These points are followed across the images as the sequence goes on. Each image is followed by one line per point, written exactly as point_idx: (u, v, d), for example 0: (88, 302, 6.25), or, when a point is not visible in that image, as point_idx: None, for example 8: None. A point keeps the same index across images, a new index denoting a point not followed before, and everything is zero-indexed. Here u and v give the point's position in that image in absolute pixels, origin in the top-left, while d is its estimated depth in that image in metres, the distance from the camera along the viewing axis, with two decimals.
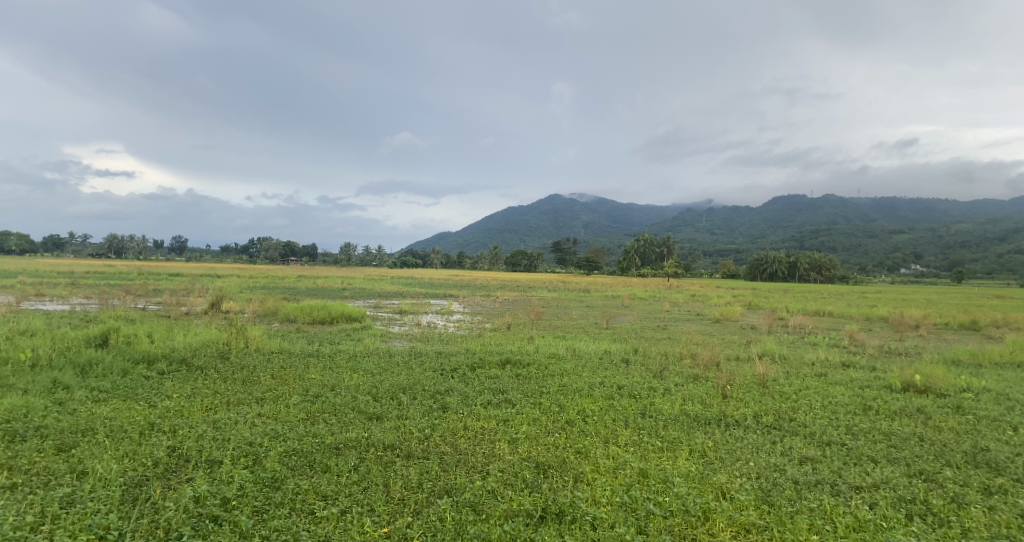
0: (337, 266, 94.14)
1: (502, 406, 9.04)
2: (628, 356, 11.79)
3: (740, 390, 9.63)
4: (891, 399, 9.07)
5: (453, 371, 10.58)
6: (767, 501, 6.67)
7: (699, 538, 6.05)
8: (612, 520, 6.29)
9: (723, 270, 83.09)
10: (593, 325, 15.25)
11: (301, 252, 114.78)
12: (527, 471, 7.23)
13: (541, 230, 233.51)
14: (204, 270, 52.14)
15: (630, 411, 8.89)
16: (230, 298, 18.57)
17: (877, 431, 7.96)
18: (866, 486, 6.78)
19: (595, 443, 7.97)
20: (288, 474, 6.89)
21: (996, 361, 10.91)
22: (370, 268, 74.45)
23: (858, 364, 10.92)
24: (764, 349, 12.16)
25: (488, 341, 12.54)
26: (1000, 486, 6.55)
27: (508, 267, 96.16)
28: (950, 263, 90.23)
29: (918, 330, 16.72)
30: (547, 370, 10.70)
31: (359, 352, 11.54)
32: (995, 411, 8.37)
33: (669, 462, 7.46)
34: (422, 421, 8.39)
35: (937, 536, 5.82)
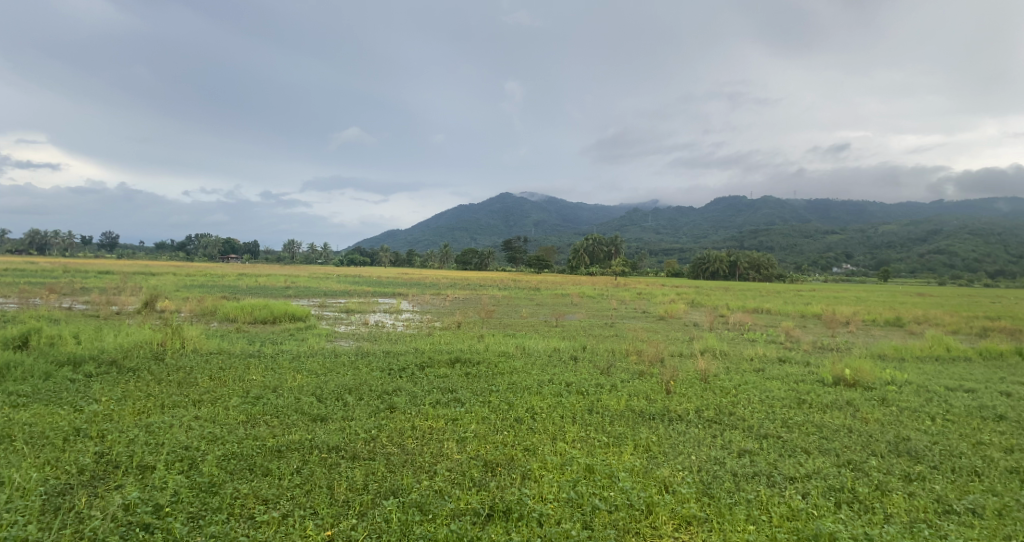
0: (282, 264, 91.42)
1: (451, 406, 8.98)
2: (577, 353, 11.93)
3: (683, 385, 9.89)
4: (823, 393, 9.47)
5: (400, 371, 10.45)
6: (707, 493, 6.86)
7: (642, 532, 6.18)
8: (558, 516, 6.35)
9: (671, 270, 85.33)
10: (543, 324, 15.32)
11: (244, 251, 111.39)
12: (474, 470, 7.22)
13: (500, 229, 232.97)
14: (124, 265, 48.93)
15: (577, 408, 8.99)
16: (166, 298, 17.78)
17: (810, 424, 8.30)
18: (799, 477, 7.07)
19: (543, 440, 8.03)
20: (227, 479, 6.67)
21: (917, 355, 11.57)
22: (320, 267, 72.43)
23: (794, 360, 11.39)
24: (707, 346, 12.49)
25: (437, 340, 12.42)
26: (919, 473, 6.93)
27: (459, 266, 95.91)
28: (880, 261, 95.28)
29: (847, 326, 17.52)
30: (496, 368, 10.71)
31: (302, 352, 11.27)
32: (915, 402, 8.87)
33: (615, 457, 7.60)
34: (368, 422, 8.27)
35: (862, 522, 6.13)
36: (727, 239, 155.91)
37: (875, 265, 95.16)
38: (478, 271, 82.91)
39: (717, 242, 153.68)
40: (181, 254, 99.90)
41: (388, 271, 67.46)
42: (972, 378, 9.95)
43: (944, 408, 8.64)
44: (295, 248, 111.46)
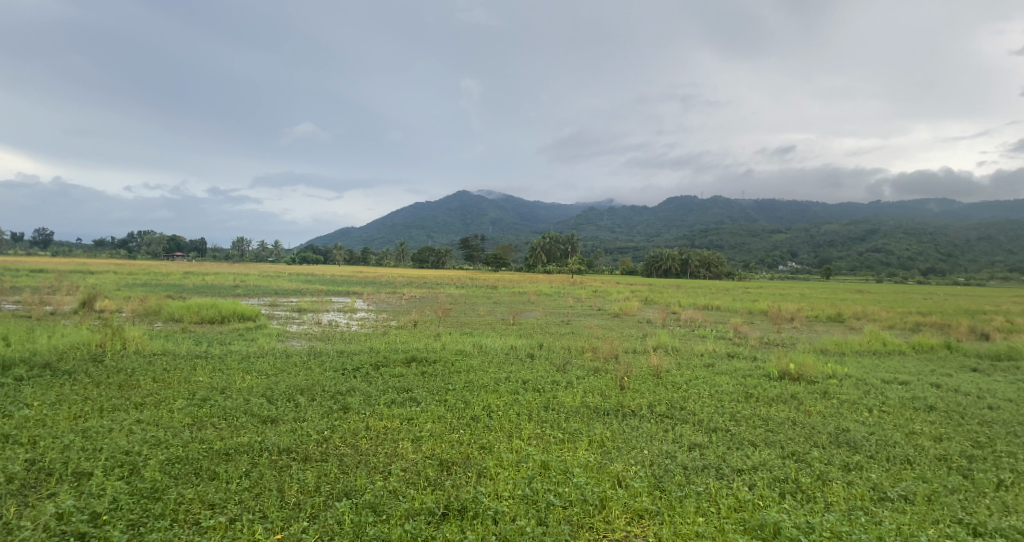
0: (231, 263, 88.90)
1: (406, 405, 8.90)
2: (533, 350, 12.00)
3: (637, 381, 10.07)
4: (769, 387, 9.78)
5: (354, 370, 10.32)
6: (659, 487, 7.00)
7: (596, 527, 6.26)
8: (513, 514, 6.37)
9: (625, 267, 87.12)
10: (500, 322, 15.33)
11: (189, 249, 109.11)
12: (430, 469, 7.18)
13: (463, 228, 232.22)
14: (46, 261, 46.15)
15: (533, 406, 9.04)
16: (105, 297, 17.06)
17: (756, 417, 8.56)
18: (746, 469, 7.29)
19: (499, 438, 8.05)
20: (171, 484, 6.46)
21: (856, 350, 12.08)
22: (271, 266, 70.27)
23: (742, 355, 11.73)
24: (660, 342, 12.73)
25: (393, 339, 12.29)
26: (857, 463, 7.23)
27: (414, 263, 95.48)
28: (825, 260, 99.38)
29: (792, 322, 18.19)
30: (453, 366, 10.68)
31: (252, 352, 11.02)
32: (854, 394, 9.25)
33: (570, 453, 7.68)
34: (321, 423, 8.12)
35: (805, 511, 6.35)
36: (678, 237, 159.87)
37: (819, 263, 99.28)
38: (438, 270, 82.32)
39: (672, 240, 157.22)
40: (125, 252, 95.91)
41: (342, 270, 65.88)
42: (906, 371, 10.44)
43: (880, 400, 9.03)
44: (243, 247, 108.33)
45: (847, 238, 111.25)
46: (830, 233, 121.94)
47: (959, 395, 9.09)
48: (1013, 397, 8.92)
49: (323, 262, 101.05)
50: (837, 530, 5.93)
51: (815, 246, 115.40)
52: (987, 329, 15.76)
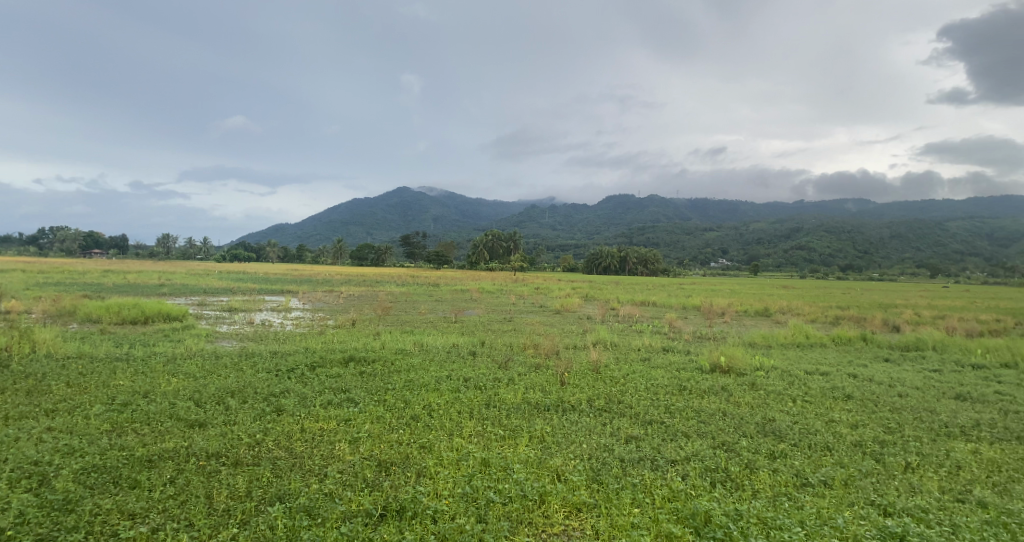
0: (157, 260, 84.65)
1: (343, 406, 8.72)
2: (475, 348, 11.99)
3: (576, 376, 10.22)
4: (701, 379, 10.12)
5: (289, 371, 10.05)
6: (597, 480, 7.12)
7: (535, 522, 6.30)
8: (452, 512, 6.33)
9: (566, 264, 88.41)
10: (441, 320, 15.24)
11: (108, 246, 103.88)
12: (368, 470, 7.07)
13: (412, 225, 229.55)
14: None
15: (474, 403, 9.03)
16: (11, 298, 15.94)
17: (689, 409, 8.84)
18: (680, 459, 7.51)
19: (440, 436, 8.00)
20: (85, 495, 6.09)
21: (782, 342, 12.67)
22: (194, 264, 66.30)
23: (677, 349, 12.09)
24: (599, 337, 12.96)
25: (331, 338, 12.02)
26: (782, 451, 7.57)
27: (354, 262, 93.78)
28: (757, 258, 103.98)
29: (722, 317, 18.90)
30: (393, 366, 10.53)
31: (178, 354, 10.55)
32: (779, 385, 9.69)
33: (510, 449, 7.71)
34: (253, 426, 7.85)
35: (733, 499, 6.60)
36: (622, 234, 163.35)
37: (750, 260, 103.85)
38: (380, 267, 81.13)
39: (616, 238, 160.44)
40: (38, 251, 89.45)
41: (276, 268, 63.29)
42: (826, 362, 11.03)
43: (803, 390, 9.50)
44: (168, 245, 102.84)
45: (780, 237, 116.68)
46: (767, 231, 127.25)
47: (873, 384, 9.67)
48: (920, 384, 9.56)
49: (259, 261, 97.58)
50: (763, 516, 6.20)
51: (750, 243, 120.49)
52: (898, 321, 16.87)
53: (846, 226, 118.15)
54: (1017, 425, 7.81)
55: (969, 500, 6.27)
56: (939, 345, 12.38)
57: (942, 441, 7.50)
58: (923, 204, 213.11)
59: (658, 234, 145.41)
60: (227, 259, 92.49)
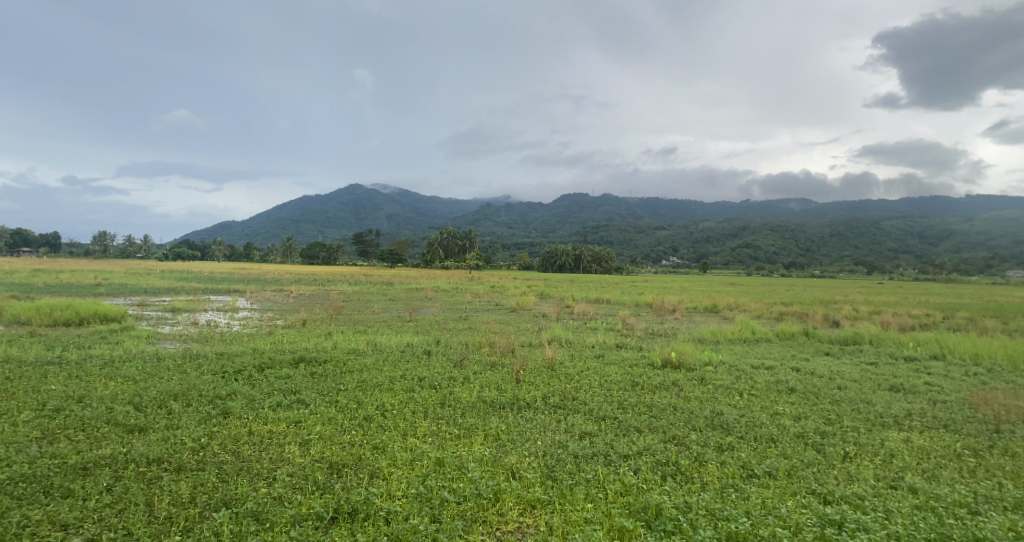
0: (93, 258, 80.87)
1: (293, 407, 8.53)
2: (430, 347, 11.89)
3: (532, 374, 10.26)
4: (653, 375, 10.32)
5: (236, 372, 9.77)
6: (551, 476, 7.17)
7: (489, 520, 6.30)
8: (406, 513, 6.27)
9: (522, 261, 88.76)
10: (395, 319, 15.09)
11: (40, 244, 98.68)
12: (319, 473, 6.93)
13: (373, 223, 226.38)
14: None
15: (429, 402, 8.96)
16: None
17: (641, 405, 8.99)
18: (632, 454, 7.64)
19: (393, 437, 7.91)
20: (12, 506, 5.78)
21: (729, 338, 13.03)
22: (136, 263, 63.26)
23: (629, 345, 12.29)
24: (553, 335, 13.06)
25: (280, 339, 11.75)
26: (730, 443, 7.79)
27: (304, 259, 91.76)
28: (708, 255, 106.70)
29: (673, 314, 19.30)
30: (345, 366, 10.36)
31: (116, 356, 10.12)
32: (727, 380, 9.95)
33: (465, 448, 7.69)
34: (197, 430, 7.60)
35: (683, 492, 6.74)
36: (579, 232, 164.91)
37: (700, 258, 106.57)
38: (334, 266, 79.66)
39: (574, 236, 161.96)
40: None
41: (225, 267, 61.33)
42: (771, 356, 11.40)
43: (749, 383, 9.79)
44: (105, 243, 98.42)
45: (732, 235, 120.04)
46: (722, 230, 130.74)
47: (814, 377, 10.04)
48: (858, 377, 9.98)
49: (204, 259, 94.41)
50: (712, 507, 6.36)
51: (702, 241, 123.53)
52: (838, 317, 17.57)
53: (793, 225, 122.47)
54: (944, 414, 8.24)
55: (902, 486, 6.58)
56: (875, 339, 12.97)
57: (877, 431, 7.84)
58: (869, 204, 222.80)
59: (607, 232, 147.32)
60: (170, 257, 89.11)
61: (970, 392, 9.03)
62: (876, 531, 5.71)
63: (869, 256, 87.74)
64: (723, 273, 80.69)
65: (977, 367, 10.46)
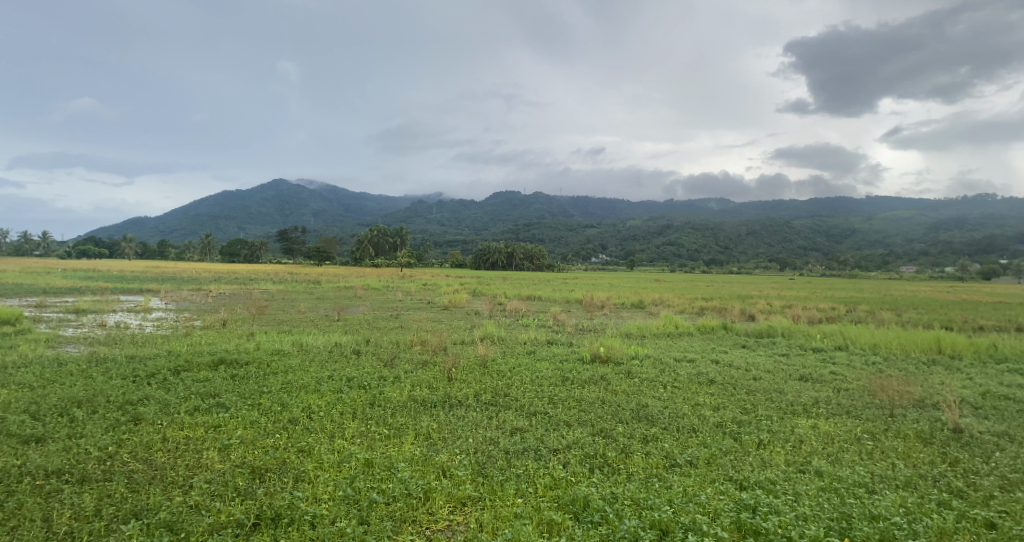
0: None
1: (213, 411, 8.19)
2: (359, 347, 11.68)
3: (463, 372, 10.26)
4: (583, 370, 10.52)
5: (150, 376, 9.27)
6: (482, 473, 7.19)
7: (418, 520, 6.24)
8: (332, 516, 6.12)
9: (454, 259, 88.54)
10: (322, 318, 14.71)
11: None
12: (239, 479, 6.67)
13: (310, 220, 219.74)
14: None
15: (357, 403, 8.80)
16: None
17: (571, 399, 9.17)
18: (561, 448, 7.77)
19: (320, 439, 7.71)
20: None
21: (654, 332, 13.50)
22: (40, 262, 57.28)
23: (560, 341, 12.49)
24: (486, 332, 13.10)
25: (198, 341, 11.24)
26: (654, 434, 8.06)
27: (226, 256, 87.80)
28: (636, 251, 109.78)
29: (602, 309, 19.79)
30: (269, 368, 10.02)
31: (10, 362, 9.38)
32: (652, 373, 10.28)
33: (394, 448, 7.59)
34: (104, 438, 7.15)
35: (610, 483, 6.91)
36: (517, 230, 165.92)
37: (627, 255, 109.57)
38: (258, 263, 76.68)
39: (512, 234, 162.77)
40: None
41: (142, 266, 57.65)
42: (693, 349, 11.88)
43: (673, 376, 10.15)
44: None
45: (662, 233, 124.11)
46: (656, 227, 134.79)
47: (732, 368, 10.53)
48: (771, 368, 10.55)
49: (114, 256, 88.60)
50: (637, 497, 6.55)
51: (635, 238, 126.99)
52: (753, 311, 18.55)
53: (720, 224, 127.86)
54: (846, 401, 8.83)
55: (810, 470, 6.99)
56: (786, 331, 13.76)
57: (788, 418, 8.30)
58: (794, 205, 235.94)
59: (544, 229, 148.94)
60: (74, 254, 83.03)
61: (870, 379, 9.72)
62: (786, 513, 6.03)
63: (785, 255, 92.96)
64: (658, 270, 83.32)
65: (875, 356, 11.28)
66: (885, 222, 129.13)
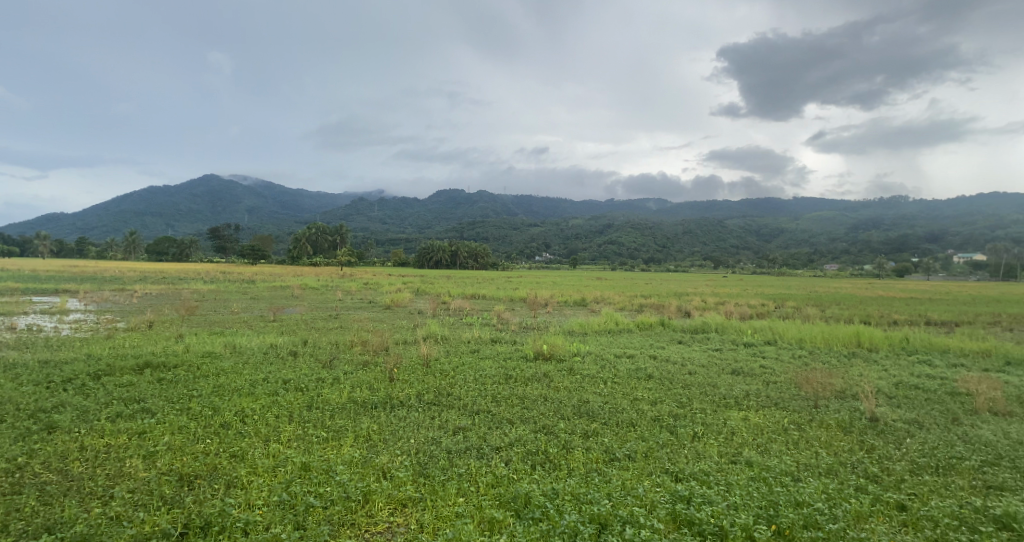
0: None
1: (137, 417, 7.80)
2: (297, 348, 11.39)
3: (405, 371, 10.16)
4: (526, 367, 10.60)
5: (66, 382, 8.76)
6: (423, 474, 7.11)
7: (357, 523, 6.11)
8: (266, 522, 5.91)
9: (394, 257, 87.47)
10: (257, 319, 14.21)
11: None
12: (166, 487, 6.37)
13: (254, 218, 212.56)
14: None
15: (294, 406, 8.57)
16: None
17: (514, 397, 9.22)
18: (503, 446, 7.79)
19: (254, 444, 7.46)
20: None
21: (595, 329, 13.74)
22: None
23: (504, 339, 12.54)
24: (429, 332, 13.00)
25: (121, 343, 10.70)
26: (594, 430, 8.19)
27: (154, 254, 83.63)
28: (577, 250, 111.27)
29: (545, 307, 19.99)
30: (200, 371, 9.64)
31: None
32: (593, 369, 10.46)
33: (333, 451, 7.42)
34: (13, 449, 6.70)
35: (552, 479, 6.96)
36: (465, 229, 165.38)
37: (569, 254, 111.14)
38: (190, 262, 73.45)
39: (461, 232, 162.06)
40: None
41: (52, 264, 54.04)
42: (632, 345, 12.15)
43: (613, 372, 10.36)
44: None
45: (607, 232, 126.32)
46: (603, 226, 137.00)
47: (669, 363, 10.84)
48: (706, 362, 10.91)
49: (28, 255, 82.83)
50: (577, 492, 6.62)
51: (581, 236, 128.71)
52: (689, 308, 19.16)
53: (663, 223, 131.16)
54: (775, 393, 9.22)
55: (740, 461, 7.25)
56: (720, 327, 14.29)
57: (721, 411, 8.60)
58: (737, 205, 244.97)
59: (493, 227, 148.95)
60: None
61: (796, 372, 10.20)
62: (718, 503, 6.23)
63: (718, 254, 96.45)
64: (606, 267, 84.70)
65: (802, 350, 11.85)
66: (815, 222, 135.79)
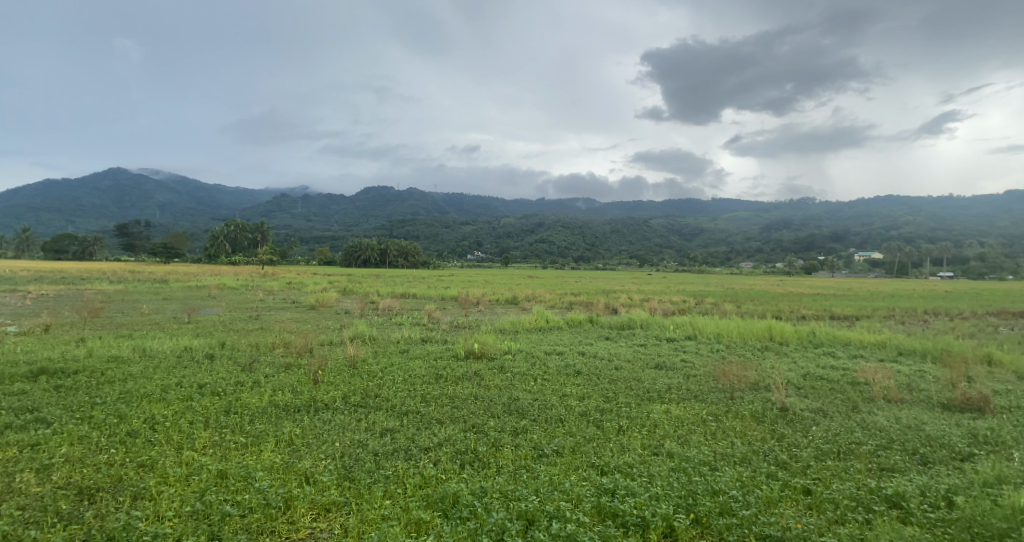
0: None
1: (30, 429, 7.23)
2: (214, 351, 10.88)
3: (330, 373, 9.90)
4: (456, 367, 10.56)
5: None
6: (348, 477, 6.93)
7: (277, 531, 5.88)
8: (177, 534, 5.60)
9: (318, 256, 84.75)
10: (169, 321, 13.46)
11: None
12: (62, 502, 5.92)
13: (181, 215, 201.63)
14: None
15: (210, 411, 8.18)
16: None
17: (443, 397, 9.16)
18: (432, 446, 7.70)
19: (165, 452, 7.07)
20: None
21: (525, 327, 13.84)
22: None
23: (434, 338, 12.44)
24: (356, 332, 12.74)
25: (12, 349, 9.88)
26: (523, 426, 8.25)
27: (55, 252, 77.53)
28: (507, 250, 111.52)
29: (476, 306, 19.95)
30: (104, 376, 9.04)
31: None
32: (523, 367, 10.54)
33: (252, 457, 7.11)
34: None
35: (480, 478, 6.94)
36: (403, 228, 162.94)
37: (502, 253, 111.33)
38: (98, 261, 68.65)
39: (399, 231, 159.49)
40: None
41: None
42: (561, 342, 12.32)
43: (542, 369, 10.48)
44: None
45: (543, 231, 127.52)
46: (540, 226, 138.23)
47: (596, 359, 11.07)
48: (631, 358, 11.22)
49: None
50: (504, 490, 6.63)
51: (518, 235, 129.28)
52: (617, 305, 19.59)
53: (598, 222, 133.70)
54: (696, 386, 9.58)
55: (662, 452, 7.48)
56: (644, 323, 14.72)
57: (645, 405, 8.84)
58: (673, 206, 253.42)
59: (431, 226, 147.35)
60: None
61: (715, 365, 10.64)
62: (641, 494, 6.38)
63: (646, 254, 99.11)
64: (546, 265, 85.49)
65: (720, 344, 12.39)
66: (738, 222, 142.18)
